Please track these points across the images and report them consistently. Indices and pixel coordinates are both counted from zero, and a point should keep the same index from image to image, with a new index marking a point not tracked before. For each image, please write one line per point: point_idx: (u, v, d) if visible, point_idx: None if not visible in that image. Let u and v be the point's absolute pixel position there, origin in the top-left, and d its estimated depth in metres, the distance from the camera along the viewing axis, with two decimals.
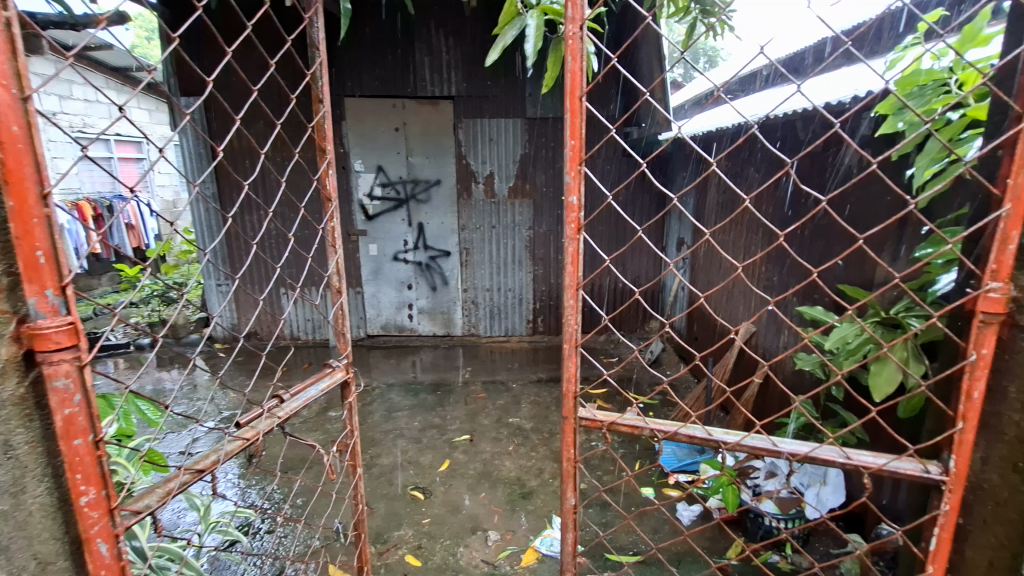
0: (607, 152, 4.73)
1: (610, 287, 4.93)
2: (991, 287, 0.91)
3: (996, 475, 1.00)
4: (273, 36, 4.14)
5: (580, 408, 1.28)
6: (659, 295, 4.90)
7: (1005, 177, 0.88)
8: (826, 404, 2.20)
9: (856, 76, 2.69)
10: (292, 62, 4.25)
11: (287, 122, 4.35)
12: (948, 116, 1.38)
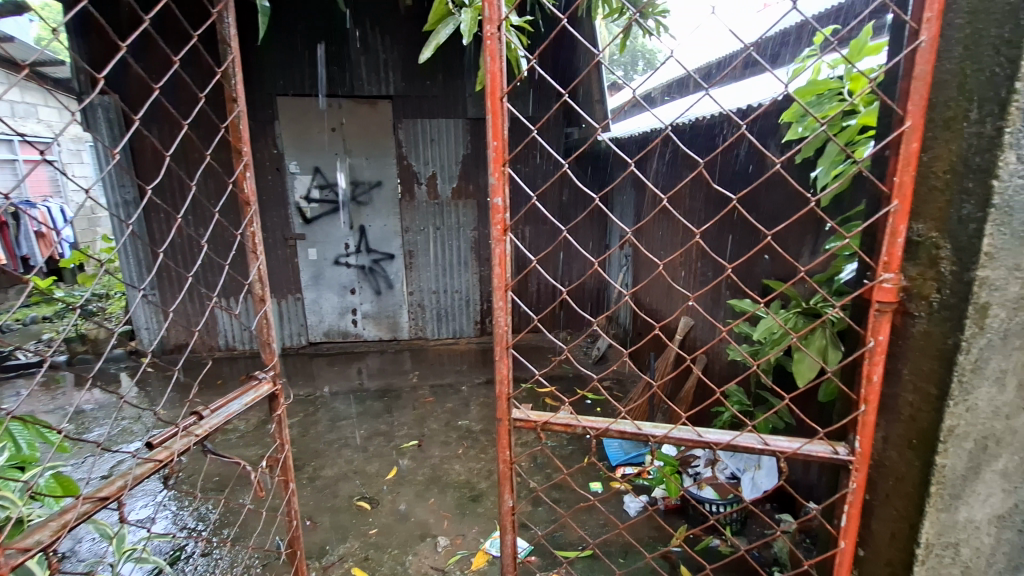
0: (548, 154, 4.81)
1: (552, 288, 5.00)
2: (884, 278, 0.97)
3: (895, 452, 1.06)
4: (177, 30, 3.95)
5: (515, 408, 1.28)
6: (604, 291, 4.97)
7: (891, 175, 0.94)
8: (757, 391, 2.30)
9: (765, 83, 2.87)
10: (200, 59, 4.06)
11: (196, 122, 4.16)
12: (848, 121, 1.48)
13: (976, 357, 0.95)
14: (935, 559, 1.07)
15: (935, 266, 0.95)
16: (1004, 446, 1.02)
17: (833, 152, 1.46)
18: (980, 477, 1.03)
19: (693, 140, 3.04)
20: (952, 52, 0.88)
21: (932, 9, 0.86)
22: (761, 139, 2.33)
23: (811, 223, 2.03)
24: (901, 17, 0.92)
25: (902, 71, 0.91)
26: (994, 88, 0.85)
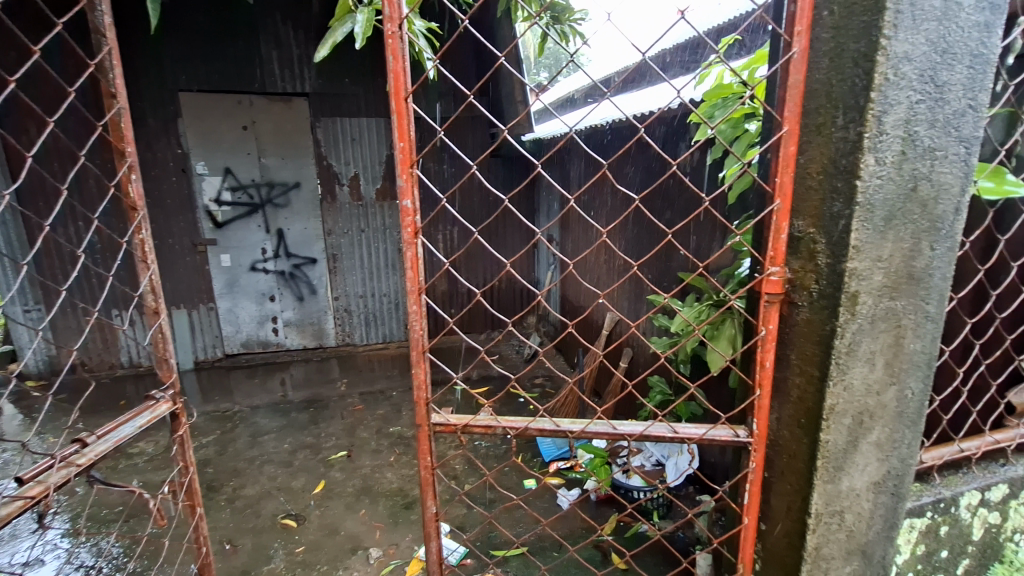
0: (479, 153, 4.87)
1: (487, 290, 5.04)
2: (772, 271, 1.06)
3: (787, 431, 1.16)
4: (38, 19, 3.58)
5: (434, 413, 1.26)
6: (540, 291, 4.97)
7: (774, 176, 1.02)
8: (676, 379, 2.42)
9: (660, 92, 3.09)
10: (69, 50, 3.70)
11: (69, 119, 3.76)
12: (746, 124, 1.58)
13: (850, 341, 1.04)
14: (826, 528, 1.17)
15: (813, 260, 1.04)
16: (877, 419, 1.13)
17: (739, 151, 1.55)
18: (858, 449, 1.13)
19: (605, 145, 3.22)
20: (821, 63, 0.97)
21: (801, 23, 0.94)
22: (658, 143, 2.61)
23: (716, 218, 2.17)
24: (776, 31, 1.00)
25: (779, 80, 0.98)
26: (855, 96, 0.93)
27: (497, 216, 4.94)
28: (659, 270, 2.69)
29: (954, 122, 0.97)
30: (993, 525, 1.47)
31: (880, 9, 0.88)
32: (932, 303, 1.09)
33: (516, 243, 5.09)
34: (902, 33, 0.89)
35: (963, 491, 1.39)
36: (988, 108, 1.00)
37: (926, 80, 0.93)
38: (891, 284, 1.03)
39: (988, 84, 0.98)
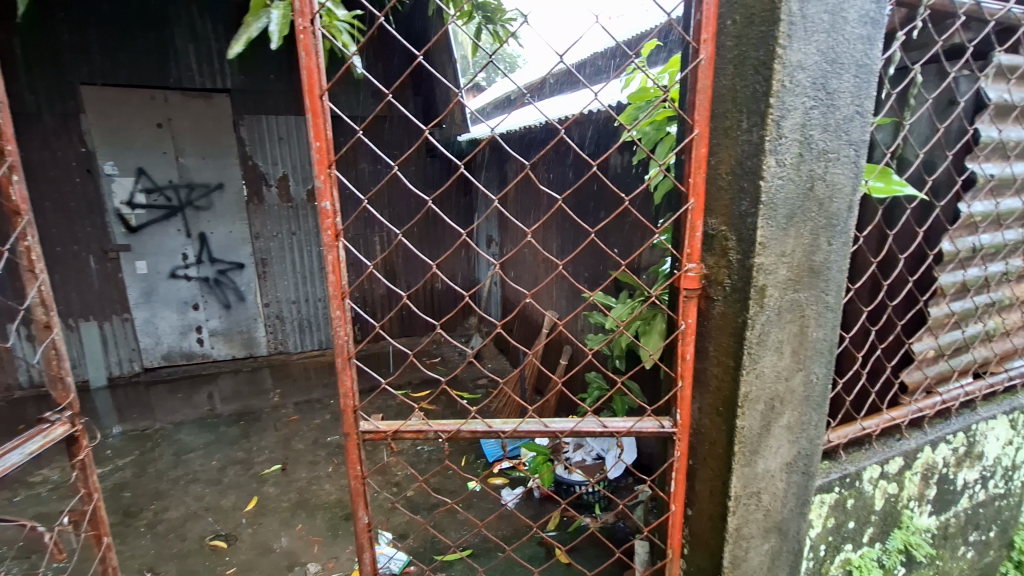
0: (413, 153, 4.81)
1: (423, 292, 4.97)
2: (689, 267, 1.11)
3: (708, 419, 1.21)
4: None
5: (362, 421, 1.23)
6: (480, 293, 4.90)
7: (688, 176, 1.07)
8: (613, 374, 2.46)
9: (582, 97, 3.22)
10: None
11: None
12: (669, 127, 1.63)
13: (760, 331, 1.11)
14: (744, 509, 1.23)
15: (725, 256, 1.10)
16: (787, 404, 1.21)
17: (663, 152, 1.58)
18: (771, 433, 1.21)
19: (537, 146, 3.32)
20: (726, 69, 1.02)
21: (707, 31, 0.98)
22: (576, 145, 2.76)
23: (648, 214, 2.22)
24: (685, 38, 1.04)
25: (689, 84, 1.03)
26: (756, 101, 0.98)
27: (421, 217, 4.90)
28: (593, 269, 2.76)
29: (844, 127, 1.05)
30: (891, 495, 1.61)
31: (776, 20, 0.93)
32: (832, 294, 1.17)
33: (441, 245, 5.08)
34: (796, 43, 0.95)
35: (865, 466, 1.51)
36: (873, 114, 1.09)
37: (818, 88, 1.00)
38: (795, 277, 1.11)
39: (873, 93, 1.07)
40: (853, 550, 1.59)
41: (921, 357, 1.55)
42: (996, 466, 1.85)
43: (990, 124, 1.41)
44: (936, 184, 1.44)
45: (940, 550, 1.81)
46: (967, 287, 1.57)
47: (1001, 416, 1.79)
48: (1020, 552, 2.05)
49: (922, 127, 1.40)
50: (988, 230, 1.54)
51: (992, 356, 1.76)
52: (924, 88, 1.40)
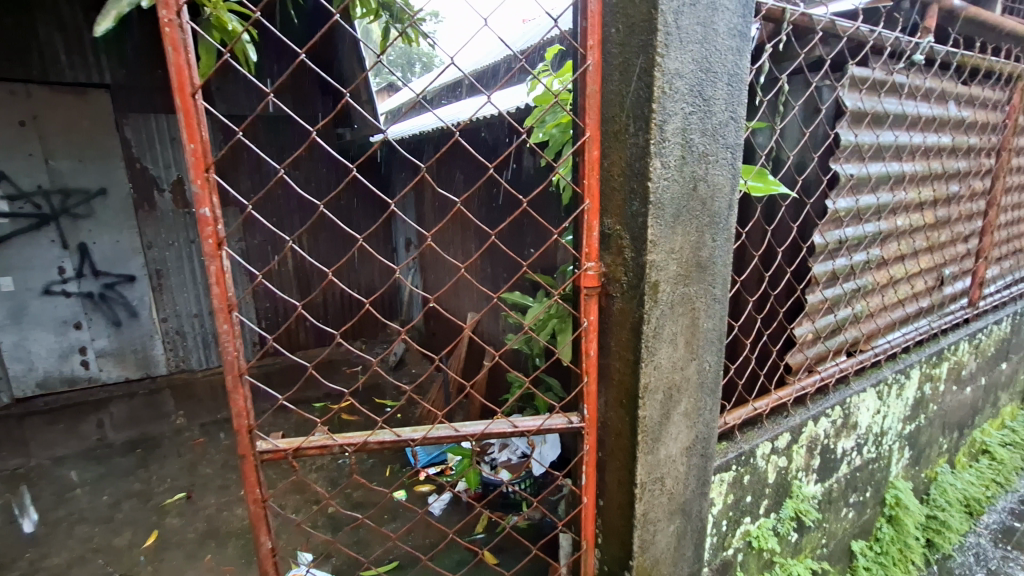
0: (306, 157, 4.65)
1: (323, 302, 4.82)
2: (587, 266, 1.16)
3: (613, 412, 1.26)
4: None
5: (259, 440, 1.16)
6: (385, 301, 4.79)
7: (582, 178, 1.12)
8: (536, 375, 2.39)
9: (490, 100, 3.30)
10: None
11: None
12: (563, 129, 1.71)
13: (655, 325, 1.16)
14: (650, 494, 1.29)
15: (621, 254, 1.14)
16: (683, 392, 1.28)
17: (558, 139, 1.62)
18: (671, 421, 1.27)
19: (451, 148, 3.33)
20: (613, 76, 1.06)
21: (593, 38, 1.03)
22: (487, 148, 2.82)
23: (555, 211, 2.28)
24: (573, 44, 1.09)
25: (579, 89, 1.08)
26: (640, 106, 1.03)
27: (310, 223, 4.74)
28: (504, 264, 2.84)
29: (720, 131, 1.13)
30: (782, 468, 1.76)
31: (653, 30, 0.98)
32: (718, 287, 1.26)
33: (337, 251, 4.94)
34: (673, 53, 1.01)
35: (757, 443, 1.64)
36: (745, 120, 1.18)
37: (695, 95, 1.07)
38: (684, 272, 1.17)
39: (743, 100, 1.16)
40: (751, 522, 1.72)
41: (801, 340, 1.70)
42: (868, 434, 2.08)
43: (848, 129, 1.57)
44: (806, 183, 1.61)
45: (825, 513, 2.01)
46: (837, 275, 1.75)
47: (870, 389, 2.01)
48: (891, 508, 2.32)
49: (792, 130, 1.55)
50: (851, 224, 1.72)
51: (861, 336, 1.97)
52: (791, 96, 1.54)
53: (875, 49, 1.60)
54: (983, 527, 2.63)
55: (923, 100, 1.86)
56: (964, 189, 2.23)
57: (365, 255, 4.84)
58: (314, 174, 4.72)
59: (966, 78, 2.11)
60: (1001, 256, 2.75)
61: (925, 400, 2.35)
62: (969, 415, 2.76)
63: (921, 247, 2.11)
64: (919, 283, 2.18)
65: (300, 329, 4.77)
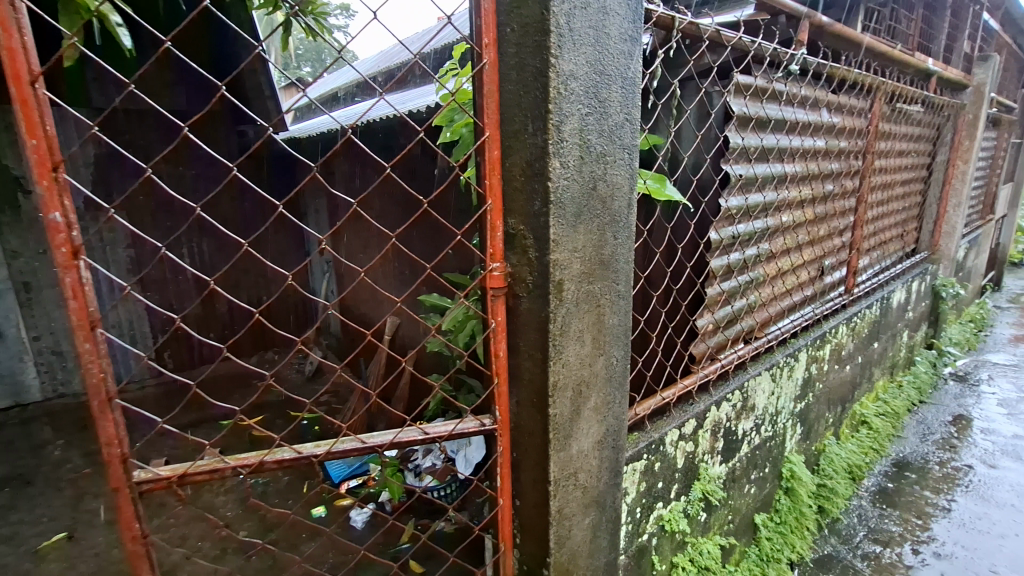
0: (183, 157, 4.32)
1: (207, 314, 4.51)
2: (493, 267, 1.16)
3: (524, 413, 1.26)
4: None
5: (136, 471, 1.03)
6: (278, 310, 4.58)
7: (484, 178, 1.12)
8: (457, 377, 2.28)
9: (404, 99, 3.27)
10: None
11: None
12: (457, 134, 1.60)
13: (561, 323, 1.18)
14: (564, 490, 1.30)
15: (526, 254, 1.15)
16: (592, 388, 1.31)
17: (466, 138, 1.51)
18: (581, 416, 1.30)
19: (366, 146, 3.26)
20: (510, 75, 1.05)
21: (488, 36, 1.04)
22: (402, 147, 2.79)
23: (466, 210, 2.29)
24: (468, 42, 1.09)
25: (477, 88, 1.08)
26: (538, 106, 1.04)
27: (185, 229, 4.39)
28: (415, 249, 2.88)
29: (616, 132, 1.17)
30: (690, 452, 1.86)
31: (546, 30, 0.99)
32: (621, 284, 1.30)
33: (219, 258, 4.64)
34: (566, 54, 1.02)
35: (666, 431, 1.71)
36: (640, 123, 1.23)
37: (590, 96, 1.09)
38: (587, 270, 1.20)
39: (637, 103, 1.20)
40: (664, 507, 1.80)
41: (703, 330, 1.80)
42: (765, 414, 2.25)
43: (736, 132, 1.69)
44: (702, 183, 1.71)
45: (730, 491, 2.14)
46: (732, 269, 1.87)
47: (765, 372, 2.17)
48: (788, 480, 2.53)
49: (687, 133, 1.64)
50: (742, 221, 1.85)
51: (755, 324, 2.12)
52: (684, 100, 1.63)
53: (757, 59, 1.74)
54: (864, 490, 2.93)
55: (800, 106, 2.04)
56: (838, 187, 2.47)
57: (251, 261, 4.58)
58: (191, 176, 4.38)
59: (836, 88, 2.35)
60: (870, 248, 3.09)
61: (813, 380, 2.58)
62: (850, 391, 3.08)
63: (804, 240, 2.31)
64: (803, 273, 2.40)
65: (182, 346, 4.45)
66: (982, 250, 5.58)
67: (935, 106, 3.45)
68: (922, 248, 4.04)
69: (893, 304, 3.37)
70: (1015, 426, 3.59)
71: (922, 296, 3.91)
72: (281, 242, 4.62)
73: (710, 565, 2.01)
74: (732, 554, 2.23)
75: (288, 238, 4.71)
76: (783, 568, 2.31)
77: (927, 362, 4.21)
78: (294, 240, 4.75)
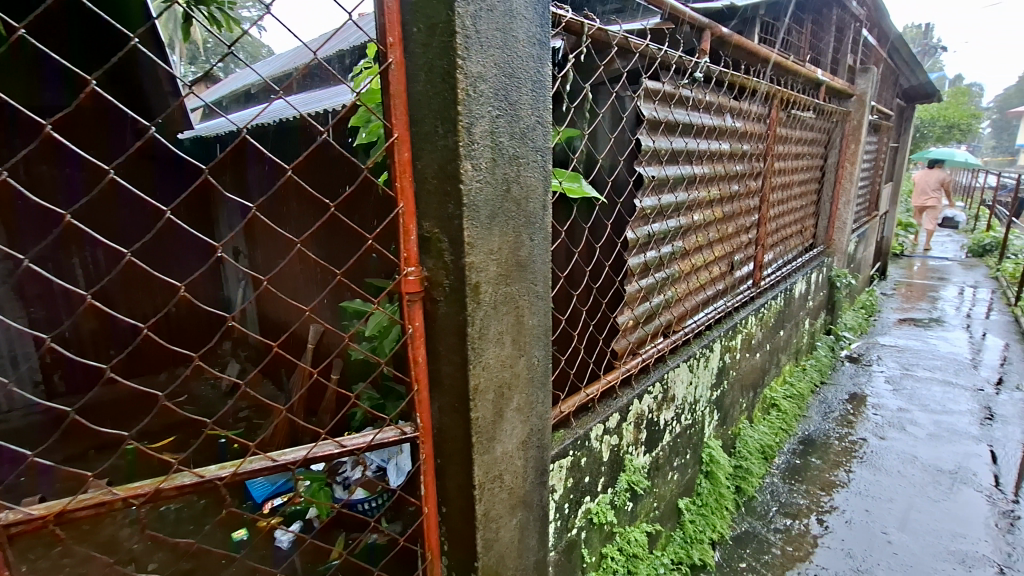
0: (56, 159, 3.89)
1: (91, 332, 4.10)
2: (408, 271, 1.14)
3: (447, 418, 1.25)
4: None
5: (2, 512, 0.91)
6: (176, 325, 4.24)
7: (394, 180, 1.09)
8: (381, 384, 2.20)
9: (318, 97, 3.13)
10: None
11: None
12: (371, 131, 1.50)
13: (480, 326, 1.17)
14: (490, 493, 1.30)
15: (441, 257, 1.13)
16: (514, 388, 1.31)
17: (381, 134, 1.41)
18: (504, 418, 1.30)
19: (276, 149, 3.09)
20: (418, 76, 1.04)
21: (392, 35, 1.01)
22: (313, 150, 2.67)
23: (382, 213, 2.22)
24: (373, 40, 1.06)
25: (384, 89, 1.05)
26: (447, 109, 1.02)
27: (54, 238, 3.93)
28: (332, 246, 2.80)
29: (528, 134, 1.18)
30: (615, 445, 1.92)
31: (452, 32, 0.98)
32: (539, 284, 1.32)
33: (99, 270, 4.22)
34: (474, 56, 1.01)
35: (590, 427, 1.76)
36: (552, 126, 1.24)
37: (501, 98, 1.09)
38: (504, 272, 1.20)
39: (548, 106, 1.22)
40: (591, 501, 1.85)
41: (624, 327, 1.86)
42: (684, 404, 2.36)
43: (647, 136, 1.76)
44: (617, 184, 1.77)
45: (654, 480, 2.24)
46: (649, 266, 1.95)
47: (683, 364, 2.28)
48: (707, 465, 2.69)
49: (601, 136, 1.70)
50: (656, 220, 1.93)
51: (673, 318, 2.23)
52: (597, 104, 1.68)
53: (664, 65, 1.82)
54: (775, 468, 3.15)
55: (705, 112, 2.16)
56: (742, 188, 2.65)
57: (137, 272, 4.19)
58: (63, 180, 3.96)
59: (738, 95, 2.52)
60: (773, 244, 3.34)
61: (727, 369, 2.74)
62: (760, 376, 3.31)
63: (714, 238, 2.46)
64: (714, 268, 2.55)
65: (65, 367, 4.04)
66: (869, 244, 6.19)
67: (824, 113, 3.79)
68: (820, 242, 4.42)
69: (795, 295, 3.66)
70: (900, 400, 4.00)
71: (820, 286, 4.28)
72: (170, 252, 4.22)
73: (638, 552, 2.08)
74: (659, 539, 2.33)
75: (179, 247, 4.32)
76: (706, 548, 2.43)
77: (827, 346, 4.62)
78: (185, 249, 4.36)
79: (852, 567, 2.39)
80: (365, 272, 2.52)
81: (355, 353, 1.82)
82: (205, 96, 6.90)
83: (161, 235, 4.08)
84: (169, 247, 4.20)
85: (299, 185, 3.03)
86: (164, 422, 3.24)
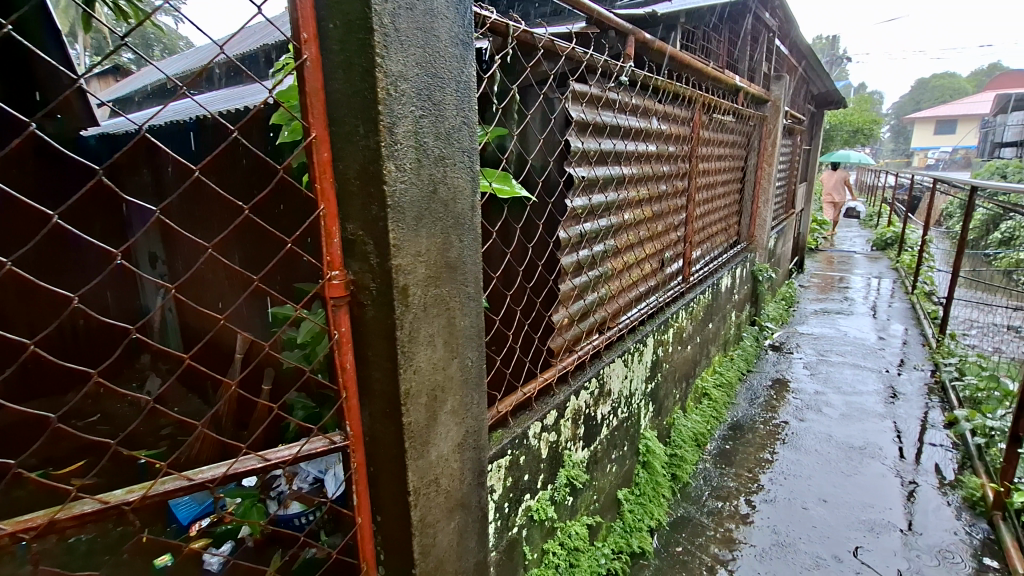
0: None
1: None
2: (332, 276, 1.11)
3: (378, 424, 1.22)
4: None
5: None
6: (78, 339, 3.90)
7: (314, 182, 1.06)
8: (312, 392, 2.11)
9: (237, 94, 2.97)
10: None
11: None
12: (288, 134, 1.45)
13: (410, 329, 1.15)
14: (425, 498, 1.27)
15: (366, 260, 1.10)
16: (448, 391, 1.30)
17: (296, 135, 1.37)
18: (438, 421, 1.28)
19: (187, 148, 2.89)
20: (336, 74, 1.01)
21: (307, 30, 0.99)
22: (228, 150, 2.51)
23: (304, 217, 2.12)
24: (286, 36, 1.02)
25: (300, 87, 1.02)
26: (366, 108, 1.00)
27: None
28: (248, 250, 2.67)
29: (454, 135, 1.17)
30: (553, 442, 1.95)
31: (369, 29, 0.95)
32: (471, 285, 1.31)
33: None
34: (393, 55, 0.99)
35: (528, 425, 1.77)
36: (478, 127, 1.24)
37: (424, 98, 1.08)
38: (433, 274, 1.18)
39: (474, 107, 1.22)
40: (531, 498, 1.86)
41: (558, 326, 1.89)
42: (620, 398, 2.43)
43: (576, 138, 1.80)
44: (548, 184, 1.80)
45: (593, 473, 2.29)
46: (582, 265, 2.00)
47: (618, 359, 2.35)
48: (644, 455, 2.79)
49: (531, 138, 1.72)
50: (588, 220, 1.98)
51: (607, 315, 2.29)
52: (525, 106, 1.71)
53: (591, 69, 1.87)
54: (707, 453, 3.31)
55: (632, 114, 2.24)
56: (669, 188, 2.76)
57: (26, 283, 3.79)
58: None
59: (663, 98, 2.62)
60: (701, 241, 3.51)
61: (660, 361, 2.86)
62: (692, 367, 3.47)
63: (644, 236, 2.55)
64: (646, 265, 2.65)
65: None
66: (787, 240, 6.64)
67: (743, 117, 4.02)
68: (743, 239, 4.69)
69: (722, 289, 3.87)
70: (817, 384, 4.32)
71: (745, 280, 4.54)
72: (64, 259, 3.86)
73: (579, 545, 2.13)
74: (600, 530, 2.38)
75: (74, 254, 3.96)
76: (645, 535, 2.51)
77: (752, 336, 4.92)
78: (81, 255, 4.01)
79: (777, 542, 2.55)
80: (291, 278, 2.40)
81: (283, 361, 1.75)
82: (102, 95, 6.58)
83: (54, 242, 3.72)
84: (63, 255, 3.84)
85: (214, 187, 2.84)
86: (69, 445, 2.97)
